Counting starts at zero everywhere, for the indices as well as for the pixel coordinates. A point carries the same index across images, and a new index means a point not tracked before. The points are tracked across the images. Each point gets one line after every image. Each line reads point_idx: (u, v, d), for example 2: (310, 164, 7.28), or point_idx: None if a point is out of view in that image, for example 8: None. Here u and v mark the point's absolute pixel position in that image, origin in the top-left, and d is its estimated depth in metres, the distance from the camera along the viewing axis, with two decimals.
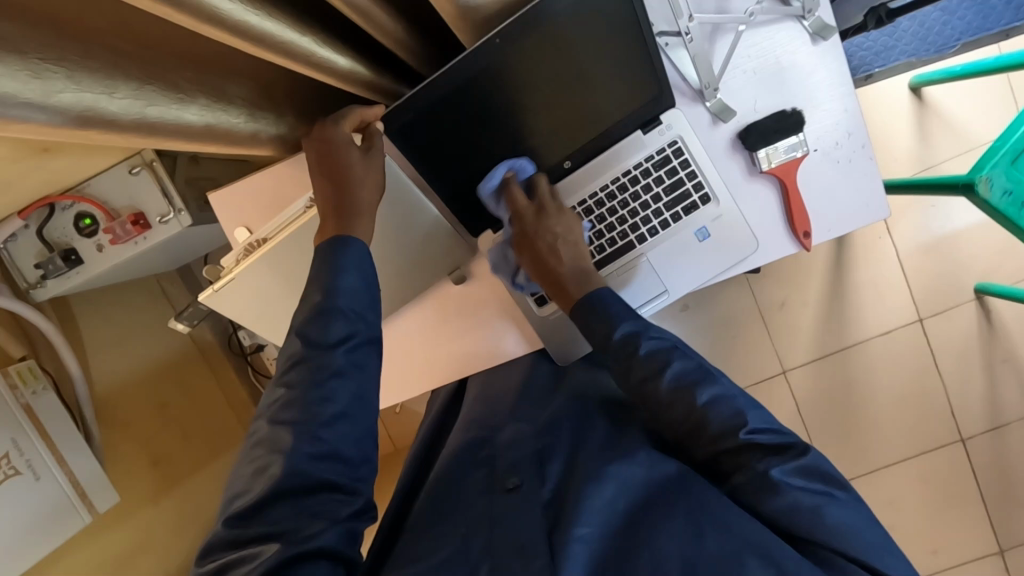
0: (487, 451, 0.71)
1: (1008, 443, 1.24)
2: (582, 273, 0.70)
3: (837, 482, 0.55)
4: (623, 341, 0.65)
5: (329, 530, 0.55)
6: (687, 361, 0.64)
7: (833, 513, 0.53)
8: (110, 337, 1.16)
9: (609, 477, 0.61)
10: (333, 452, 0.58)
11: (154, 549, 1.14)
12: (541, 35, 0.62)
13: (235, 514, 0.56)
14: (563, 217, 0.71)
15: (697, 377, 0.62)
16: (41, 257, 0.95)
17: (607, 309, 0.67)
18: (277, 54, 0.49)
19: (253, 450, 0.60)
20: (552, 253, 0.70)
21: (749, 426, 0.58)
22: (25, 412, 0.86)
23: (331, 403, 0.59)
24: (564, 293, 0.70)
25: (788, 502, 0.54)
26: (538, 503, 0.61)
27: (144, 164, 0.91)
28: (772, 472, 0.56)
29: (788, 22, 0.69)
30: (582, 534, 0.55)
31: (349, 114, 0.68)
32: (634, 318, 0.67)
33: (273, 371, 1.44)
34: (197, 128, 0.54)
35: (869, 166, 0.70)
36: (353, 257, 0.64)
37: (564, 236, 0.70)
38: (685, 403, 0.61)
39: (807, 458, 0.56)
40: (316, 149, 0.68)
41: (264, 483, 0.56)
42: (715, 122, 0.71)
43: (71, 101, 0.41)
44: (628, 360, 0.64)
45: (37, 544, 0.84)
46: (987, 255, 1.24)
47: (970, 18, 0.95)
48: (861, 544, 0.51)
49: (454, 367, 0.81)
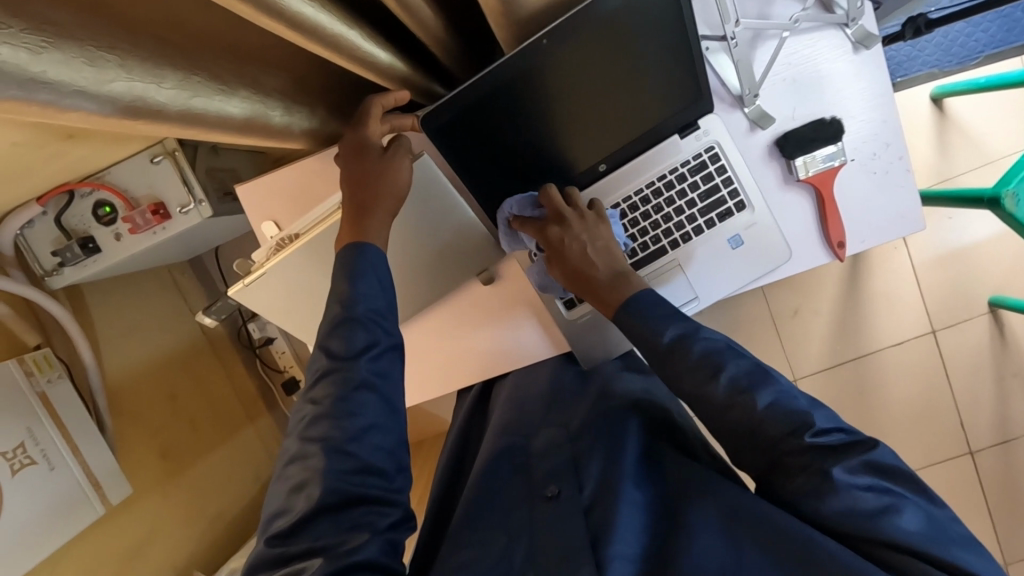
0: (520, 458, 0.71)
1: (1016, 457, 1.24)
2: (619, 279, 0.68)
3: (904, 477, 0.50)
4: (672, 344, 0.61)
5: (372, 542, 0.55)
6: (741, 361, 0.59)
7: (901, 513, 0.48)
8: (122, 327, 1.15)
9: (641, 487, 0.60)
10: (367, 466, 0.58)
11: (162, 542, 1.12)
12: (585, 35, 0.61)
13: (276, 533, 0.56)
14: (595, 226, 0.69)
15: (755, 380, 0.57)
16: (58, 244, 0.94)
17: (647, 314, 0.64)
18: (326, 46, 0.48)
19: (287, 469, 0.60)
20: (582, 261, 0.68)
21: (815, 427, 0.53)
22: (40, 402, 0.86)
23: (359, 416, 0.60)
24: (604, 304, 0.68)
25: (853, 503, 0.49)
26: (578, 510, 0.60)
27: (165, 153, 0.90)
28: (834, 471, 0.51)
29: (831, 30, 0.68)
30: (623, 552, 0.54)
31: (366, 105, 0.68)
32: (682, 320, 0.63)
33: (283, 365, 1.43)
34: (236, 120, 0.54)
35: (906, 179, 0.69)
36: (373, 264, 0.65)
37: (594, 242, 0.69)
38: (743, 408, 0.56)
39: (872, 453, 0.51)
40: (348, 151, 0.69)
41: (305, 503, 0.56)
42: (752, 128, 0.71)
43: (122, 90, 0.41)
44: (676, 366, 0.61)
45: (53, 534, 0.83)
46: (1003, 269, 1.23)
47: (994, 31, 0.94)
48: (931, 547, 0.46)
49: (482, 367, 0.81)
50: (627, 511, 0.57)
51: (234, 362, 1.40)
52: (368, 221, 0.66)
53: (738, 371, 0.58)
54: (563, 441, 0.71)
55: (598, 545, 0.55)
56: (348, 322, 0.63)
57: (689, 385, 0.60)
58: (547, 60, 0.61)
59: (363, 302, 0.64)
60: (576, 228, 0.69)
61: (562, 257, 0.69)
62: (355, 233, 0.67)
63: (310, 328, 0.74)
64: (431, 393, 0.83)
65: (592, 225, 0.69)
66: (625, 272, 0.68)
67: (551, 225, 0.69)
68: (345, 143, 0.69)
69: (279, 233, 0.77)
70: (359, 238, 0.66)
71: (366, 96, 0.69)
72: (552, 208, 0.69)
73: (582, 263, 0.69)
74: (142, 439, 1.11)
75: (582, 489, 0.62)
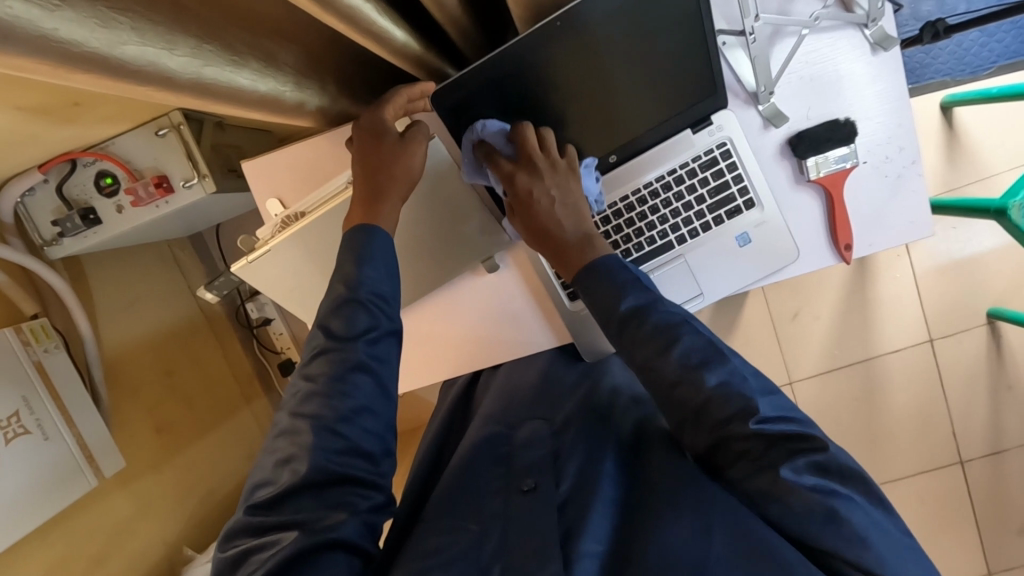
0: (502, 447, 0.71)
1: (1005, 470, 1.24)
2: (583, 240, 0.68)
3: (852, 477, 0.52)
4: (627, 314, 0.62)
5: (350, 522, 0.56)
6: (697, 339, 0.59)
7: (848, 516, 0.49)
8: (120, 299, 1.14)
9: (616, 484, 0.61)
10: (355, 448, 0.58)
11: (151, 516, 1.11)
12: (583, 36, 0.61)
13: (257, 502, 0.56)
14: (562, 178, 0.68)
15: (704, 359, 0.58)
16: (59, 213, 0.93)
17: (614, 279, 0.64)
18: (340, 19, 0.47)
19: (276, 442, 0.60)
20: (550, 221, 0.68)
21: (760, 415, 0.54)
22: (36, 370, 0.85)
23: (351, 397, 0.59)
24: (566, 265, 0.68)
25: (802, 507, 0.51)
26: (552, 503, 0.59)
27: (170, 126, 0.88)
28: (781, 471, 0.52)
29: (850, 30, 0.67)
30: (592, 550, 0.54)
31: (393, 94, 0.68)
32: (643, 291, 0.63)
33: (279, 347, 1.43)
34: (247, 94, 0.53)
35: (917, 184, 0.69)
36: (383, 250, 0.65)
37: (563, 198, 0.68)
38: (693, 385, 0.57)
39: (821, 454, 0.53)
40: (361, 134, 0.68)
41: (289, 477, 0.56)
42: (766, 126, 0.70)
43: (135, 54, 0.40)
44: (638, 333, 0.61)
45: (47, 503, 0.82)
46: (1004, 280, 1.23)
47: (1008, 42, 0.94)
48: (876, 550, 0.48)
49: (475, 358, 0.81)
50: (600, 511, 0.57)
51: (232, 344, 1.39)
52: (382, 205, 0.66)
53: (690, 342, 0.59)
54: (547, 436, 0.71)
55: (569, 538, 0.55)
56: (351, 303, 0.63)
57: (644, 358, 0.60)
58: (547, 54, 0.62)
59: (368, 283, 0.63)
60: (545, 179, 0.68)
61: (533, 214, 0.68)
62: (367, 215, 0.66)
63: (308, 308, 0.74)
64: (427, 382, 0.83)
65: (557, 176, 0.68)
66: (592, 233, 0.68)
67: (523, 172, 0.67)
68: (361, 123, 0.68)
69: (285, 212, 0.76)
70: (369, 221, 0.66)
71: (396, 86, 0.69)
72: (526, 151, 0.66)
73: (547, 222, 0.68)
74: (137, 412, 1.10)
75: (558, 485, 0.62)
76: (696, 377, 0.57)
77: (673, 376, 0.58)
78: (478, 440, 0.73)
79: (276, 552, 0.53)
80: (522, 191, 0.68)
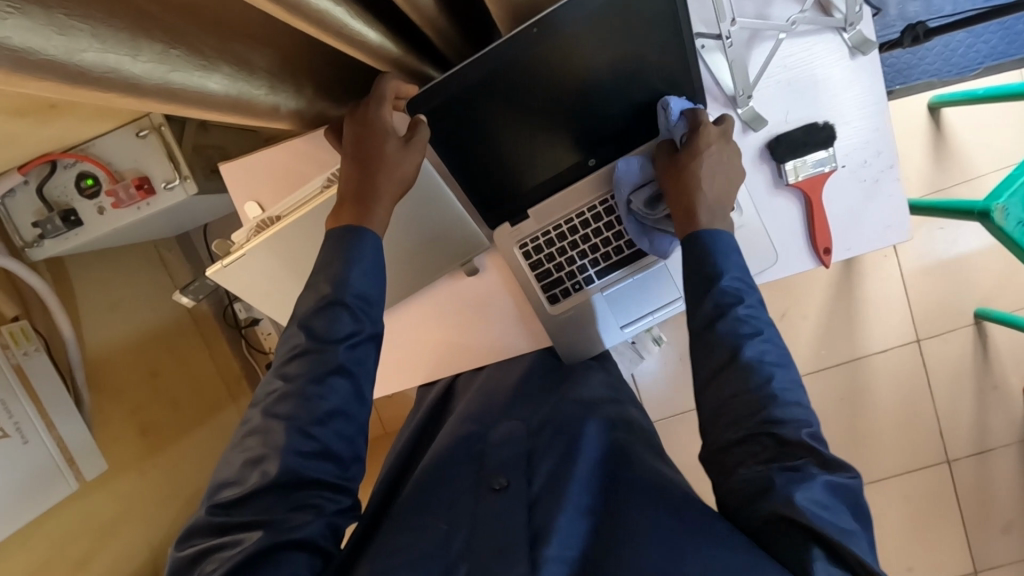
0: (477, 447, 0.71)
1: (990, 467, 1.25)
2: (718, 211, 0.66)
3: (862, 516, 0.52)
4: (727, 289, 0.63)
5: (315, 522, 0.55)
6: (765, 344, 0.61)
7: (857, 540, 0.49)
8: (104, 301, 1.13)
9: (586, 487, 0.62)
10: (326, 450, 0.58)
11: (132, 519, 1.11)
12: (555, 40, 0.61)
13: (221, 502, 0.56)
14: (729, 148, 0.66)
15: (777, 361, 0.60)
16: (39, 215, 0.92)
17: (717, 253, 0.64)
18: (309, 25, 0.47)
19: (245, 441, 0.59)
20: (701, 184, 0.65)
21: (814, 430, 0.55)
22: (16, 373, 0.85)
23: (326, 399, 0.59)
24: (688, 225, 0.66)
25: (825, 510, 0.49)
26: (523, 504, 0.60)
27: (151, 128, 0.88)
28: (817, 475, 0.52)
29: (827, 33, 0.67)
30: (560, 555, 0.54)
31: (380, 84, 0.65)
32: (742, 277, 0.64)
33: (268, 347, 1.43)
34: (218, 98, 0.52)
35: (895, 188, 0.69)
36: (372, 251, 0.63)
37: (722, 167, 0.66)
38: (748, 381, 0.59)
39: (850, 482, 0.53)
40: (356, 132, 0.65)
41: (258, 478, 0.56)
42: (745, 130, 0.70)
43: (95, 61, 0.40)
44: (719, 312, 0.62)
45: (25, 507, 0.82)
46: (991, 280, 1.23)
47: (995, 43, 0.94)
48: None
49: (452, 364, 0.81)
50: (570, 513, 0.58)
51: (219, 342, 1.38)
52: (374, 208, 0.64)
53: (767, 344, 0.61)
54: (522, 436, 0.71)
55: (537, 543, 0.55)
56: (332, 306, 0.61)
57: (708, 353, 0.62)
58: (523, 60, 0.61)
59: (352, 286, 0.62)
60: (714, 144, 0.66)
61: (690, 166, 0.65)
62: (356, 217, 0.64)
63: (287, 310, 0.74)
64: (404, 385, 0.83)
65: (725, 145, 0.66)
66: (728, 208, 0.66)
67: (700, 135, 0.65)
68: (354, 118, 0.66)
69: (261, 215, 0.76)
70: (362, 221, 0.63)
71: (380, 75, 0.66)
72: (692, 126, 0.65)
73: (697, 191, 0.65)
74: (121, 413, 1.10)
75: (530, 483, 0.63)
76: (765, 372, 0.59)
77: (742, 351, 0.60)
78: (452, 441, 0.73)
79: (237, 551, 0.52)
80: (698, 155, 0.65)
